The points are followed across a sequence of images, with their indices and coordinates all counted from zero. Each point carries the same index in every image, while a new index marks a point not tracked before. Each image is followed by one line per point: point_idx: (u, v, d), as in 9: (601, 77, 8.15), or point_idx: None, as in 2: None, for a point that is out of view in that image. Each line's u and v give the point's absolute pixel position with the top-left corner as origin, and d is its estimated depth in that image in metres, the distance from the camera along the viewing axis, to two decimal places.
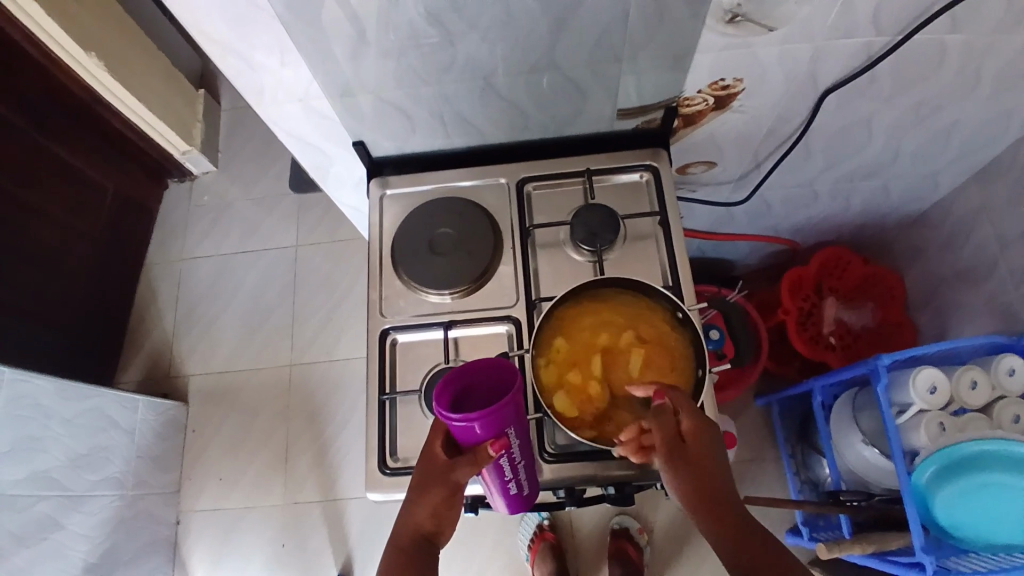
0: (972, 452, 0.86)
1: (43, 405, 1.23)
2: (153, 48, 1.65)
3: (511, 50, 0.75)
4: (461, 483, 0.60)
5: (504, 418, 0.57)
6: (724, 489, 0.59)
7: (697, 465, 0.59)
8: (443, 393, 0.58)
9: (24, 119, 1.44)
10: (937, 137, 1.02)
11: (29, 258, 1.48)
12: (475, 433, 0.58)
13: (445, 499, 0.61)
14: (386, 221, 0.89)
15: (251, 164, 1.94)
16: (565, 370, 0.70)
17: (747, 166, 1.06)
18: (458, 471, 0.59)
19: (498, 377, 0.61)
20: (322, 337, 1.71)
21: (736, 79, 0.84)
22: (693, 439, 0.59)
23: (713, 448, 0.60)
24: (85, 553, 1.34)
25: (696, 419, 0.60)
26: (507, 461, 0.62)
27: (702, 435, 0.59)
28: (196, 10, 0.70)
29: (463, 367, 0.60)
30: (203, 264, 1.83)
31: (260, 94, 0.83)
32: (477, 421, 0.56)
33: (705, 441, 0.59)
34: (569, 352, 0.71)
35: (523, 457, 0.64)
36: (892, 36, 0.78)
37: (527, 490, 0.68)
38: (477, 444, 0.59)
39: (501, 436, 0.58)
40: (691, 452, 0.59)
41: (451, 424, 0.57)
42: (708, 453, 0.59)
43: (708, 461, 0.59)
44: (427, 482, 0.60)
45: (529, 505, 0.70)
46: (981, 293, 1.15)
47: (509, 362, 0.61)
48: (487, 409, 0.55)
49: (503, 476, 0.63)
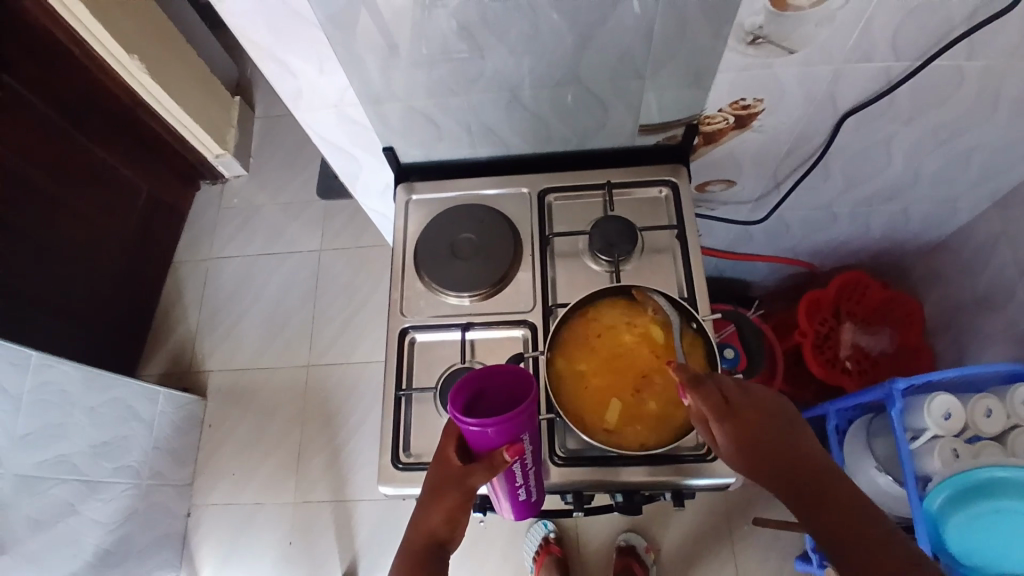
0: (984, 478, 0.86)
1: (67, 392, 1.27)
2: (192, 55, 1.72)
3: (537, 64, 0.78)
4: (475, 488, 0.60)
5: (520, 424, 0.58)
6: (808, 468, 0.54)
7: (746, 450, 0.55)
8: (457, 397, 0.59)
9: (66, 116, 1.51)
10: (956, 164, 1.02)
11: (62, 251, 1.55)
12: (490, 438, 0.58)
13: (458, 504, 0.60)
14: (411, 224, 0.92)
15: (280, 171, 2.00)
16: (589, 335, 0.75)
17: (766, 185, 1.08)
18: (472, 476, 0.60)
19: (512, 384, 0.62)
20: (340, 340, 1.75)
21: (757, 98, 0.86)
22: (737, 434, 0.56)
23: (771, 431, 0.56)
24: (99, 541, 1.37)
25: (730, 410, 0.57)
26: (519, 467, 0.63)
27: (748, 424, 0.56)
28: (243, 22, 0.73)
29: (477, 372, 0.61)
30: (229, 264, 1.89)
31: (296, 98, 0.87)
32: (495, 426, 0.57)
33: (756, 429, 0.56)
34: (610, 325, 0.74)
35: (533, 463, 0.65)
36: (911, 61, 0.80)
37: (534, 495, 0.69)
38: (492, 450, 0.60)
39: (516, 442, 0.59)
40: (740, 448, 0.56)
41: (466, 429, 0.58)
42: (766, 440, 0.55)
43: (760, 437, 0.55)
44: (441, 485, 0.61)
45: (534, 510, 0.71)
46: (1001, 322, 1.15)
47: (523, 369, 0.62)
48: (503, 417, 0.56)
49: (514, 482, 0.64)
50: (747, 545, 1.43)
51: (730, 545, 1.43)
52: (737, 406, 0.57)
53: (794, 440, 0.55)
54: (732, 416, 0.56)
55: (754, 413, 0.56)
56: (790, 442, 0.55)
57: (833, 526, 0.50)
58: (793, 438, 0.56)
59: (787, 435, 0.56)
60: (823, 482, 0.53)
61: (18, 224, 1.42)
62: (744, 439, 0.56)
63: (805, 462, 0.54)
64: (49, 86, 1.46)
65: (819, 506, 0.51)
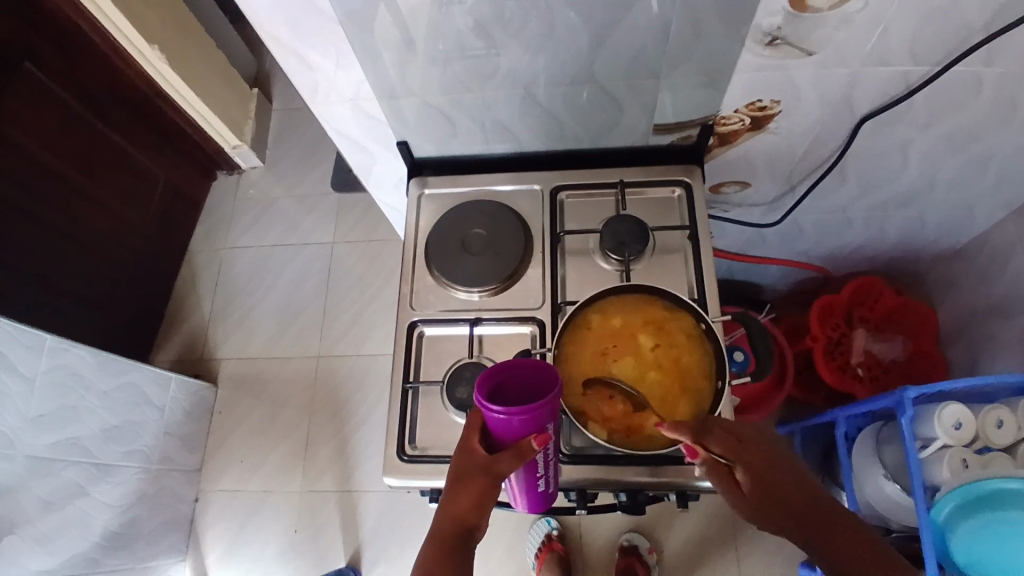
0: (992, 490, 0.85)
1: (80, 376, 1.29)
2: (212, 46, 1.73)
3: (553, 62, 0.78)
4: (501, 477, 0.59)
5: (548, 414, 0.58)
6: (819, 503, 0.57)
7: (769, 488, 0.57)
8: (481, 386, 0.58)
9: (86, 103, 1.53)
10: (974, 172, 1.01)
11: (80, 238, 1.57)
12: (516, 428, 0.58)
13: (485, 492, 0.59)
14: (423, 218, 0.93)
15: (296, 163, 2.02)
16: (594, 339, 0.74)
17: (779, 188, 1.07)
18: (499, 464, 0.59)
19: (537, 376, 0.61)
20: (350, 333, 1.76)
21: (773, 100, 0.85)
22: (756, 472, 0.58)
23: (777, 464, 0.59)
24: (108, 523, 1.39)
25: (745, 448, 0.59)
26: (542, 456, 0.63)
27: (762, 461, 0.59)
28: (262, 15, 0.74)
29: (501, 364, 0.60)
30: (243, 254, 1.90)
31: (313, 92, 0.87)
32: (522, 415, 0.56)
33: (769, 466, 0.59)
34: (613, 332, 0.74)
35: (553, 453, 0.65)
36: (930, 66, 0.79)
37: (550, 489, 0.69)
38: (519, 438, 0.59)
39: (543, 431, 0.59)
40: (764, 485, 0.57)
41: (491, 418, 0.57)
42: (778, 475, 0.58)
43: (777, 475, 0.58)
44: (467, 473, 0.60)
45: (547, 505, 0.72)
46: (1016, 334, 1.13)
47: (546, 361, 0.61)
48: (531, 405, 0.55)
49: (535, 472, 0.64)
50: (752, 549, 1.42)
51: (734, 548, 1.43)
52: (750, 445, 0.60)
53: (802, 475, 0.59)
54: (750, 454, 0.59)
55: (763, 451, 0.59)
56: (796, 475, 0.59)
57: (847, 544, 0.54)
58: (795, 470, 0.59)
59: (798, 475, 0.59)
60: (839, 518, 0.56)
61: (39, 209, 1.45)
62: (764, 478, 0.58)
63: (810, 493, 0.58)
64: (70, 73, 1.47)
65: (833, 529, 0.55)
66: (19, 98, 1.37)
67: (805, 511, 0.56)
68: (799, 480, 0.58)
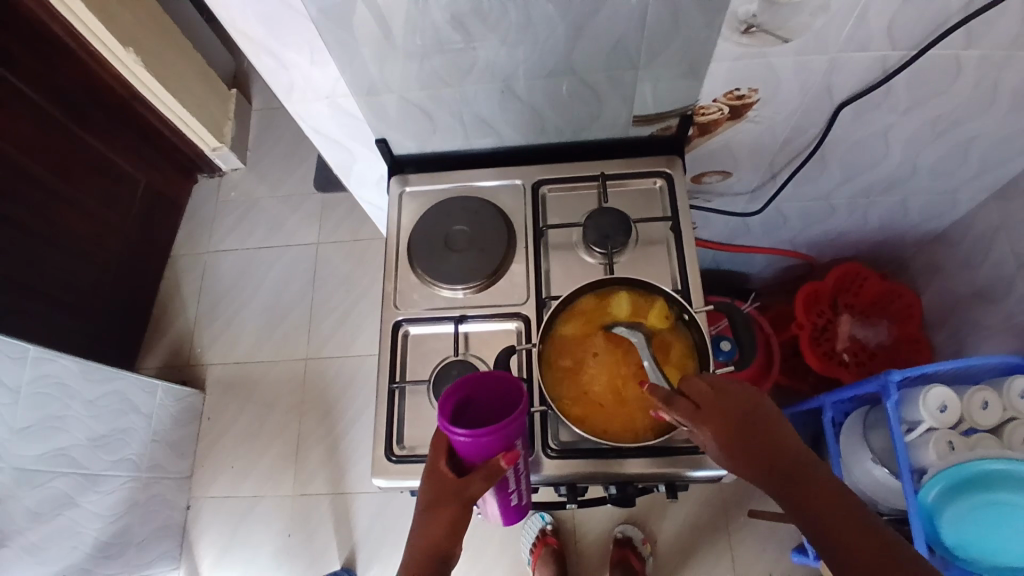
0: (981, 472, 0.86)
1: (65, 385, 1.27)
2: (188, 46, 1.71)
3: (531, 55, 0.77)
4: (473, 500, 0.59)
5: (514, 430, 0.58)
6: (785, 460, 0.55)
7: (734, 449, 0.56)
8: (445, 408, 0.58)
9: (62, 107, 1.50)
10: (954, 156, 1.02)
11: (60, 245, 1.54)
12: (484, 447, 0.58)
13: (458, 517, 0.59)
14: (405, 216, 0.92)
15: (278, 164, 2.00)
16: (575, 339, 0.73)
17: (762, 176, 1.07)
18: (470, 487, 0.59)
19: (503, 390, 0.62)
20: (338, 334, 1.75)
21: (752, 89, 0.85)
22: (721, 435, 0.56)
23: (747, 421, 0.56)
24: (98, 533, 1.37)
25: (709, 412, 0.57)
26: (513, 472, 0.63)
27: (729, 424, 0.56)
28: (233, 11, 0.72)
29: (463, 381, 0.60)
30: (227, 257, 1.88)
31: (289, 90, 0.86)
32: (488, 434, 0.56)
33: (738, 427, 0.56)
34: (594, 328, 0.74)
35: (524, 468, 0.65)
36: (907, 51, 0.79)
37: (524, 501, 0.69)
38: (487, 458, 0.59)
39: (511, 448, 0.59)
40: (730, 447, 0.56)
41: (456, 440, 0.57)
42: (745, 433, 0.56)
43: (744, 435, 0.56)
44: (438, 499, 0.59)
45: (522, 516, 0.72)
46: (999, 316, 1.15)
47: (509, 374, 0.62)
48: (495, 426, 0.56)
49: (507, 488, 0.64)
50: (744, 536, 1.43)
51: (727, 536, 1.43)
52: (714, 409, 0.57)
53: (772, 426, 0.56)
54: (714, 418, 0.57)
55: (728, 412, 0.57)
56: (770, 428, 0.56)
57: (810, 501, 0.52)
58: (771, 420, 0.56)
59: (766, 429, 0.56)
60: (802, 473, 0.54)
61: (16, 217, 1.42)
62: (729, 439, 0.56)
63: (787, 449, 0.55)
64: (43, 78, 1.44)
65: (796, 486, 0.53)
66: None
67: (779, 472, 0.54)
68: (770, 434, 0.56)
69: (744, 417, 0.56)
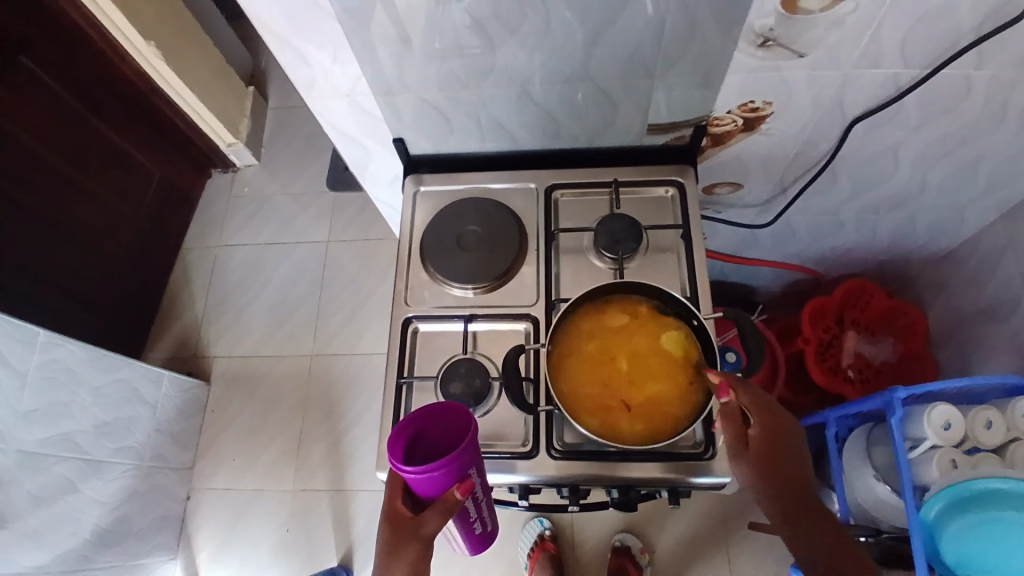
0: (982, 489, 0.87)
1: (72, 371, 1.29)
2: (208, 43, 1.73)
3: (548, 61, 0.79)
4: (432, 535, 0.61)
5: (465, 462, 0.60)
6: (802, 485, 0.63)
7: (772, 452, 0.64)
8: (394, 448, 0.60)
9: (80, 98, 1.53)
10: (964, 175, 1.02)
11: (73, 234, 1.56)
12: (439, 482, 0.60)
13: (419, 556, 0.60)
14: (418, 214, 0.93)
15: (292, 161, 2.02)
16: (583, 340, 0.74)
17: (772, 190, 1.08)
18: (427, 522, 0.60)
19: (452, 422, 0.64)
20: (345, 332, 1.76)
21: (766, 101, 0.86)
22: (772, 437, 0.64)
23: (791, 440, 0.65)
24: (98, 520, 1.38)
25: (771, 416, 0.65)
26: (472, 502, 0.65)
27: (780, 434, 0.65)
28: (259, 7, 0.74)
29: (412, 418, 0.63)
30: (238, 252, 1.90)
31: (310, 86, 0.88)
32: (439, 470, 0.58)
33: (783, 439, 0.64)
34: (601, 330, 0.75)
35: (484, 496, 0.68)
36: (920, 69, 0.80)
37: (489, 526, 0.72)
38: (442, 492, 0.61)
39: (465, 479, 0.61)
40: (770, 452, 0.64)
41: (409, 479, 0.59)
42: (786, 447, 0.64)
43: (784, 446, 0.64)
44: (397, 541, 0.60)
45: (490, 540, 0.74)
46: (1004, 336, 1.15)
47: (457, 405, 0.64)
48: (445, 461, 0.58)
49: (469, 517, 0.67)
50: (743, 549, 1.43)
51: (726, 548, 1.43)
52: (774, 418, 0.65)
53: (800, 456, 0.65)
54: (771, 422, 0.65)
55: (783, 427, 0.65)
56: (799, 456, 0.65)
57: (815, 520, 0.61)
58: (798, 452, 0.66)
59: (798, 455, 0.65)
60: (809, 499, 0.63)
61: (31, 203, 1.44)
62: (775, 443, 0.64)
63: (803, 478, 0.64)
64: (64, 67, 1.47)
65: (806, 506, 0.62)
66: (13, 91, 1.37)
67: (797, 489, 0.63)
68: (799, 459, 0.65)
69: (788, 436, 0.65)
